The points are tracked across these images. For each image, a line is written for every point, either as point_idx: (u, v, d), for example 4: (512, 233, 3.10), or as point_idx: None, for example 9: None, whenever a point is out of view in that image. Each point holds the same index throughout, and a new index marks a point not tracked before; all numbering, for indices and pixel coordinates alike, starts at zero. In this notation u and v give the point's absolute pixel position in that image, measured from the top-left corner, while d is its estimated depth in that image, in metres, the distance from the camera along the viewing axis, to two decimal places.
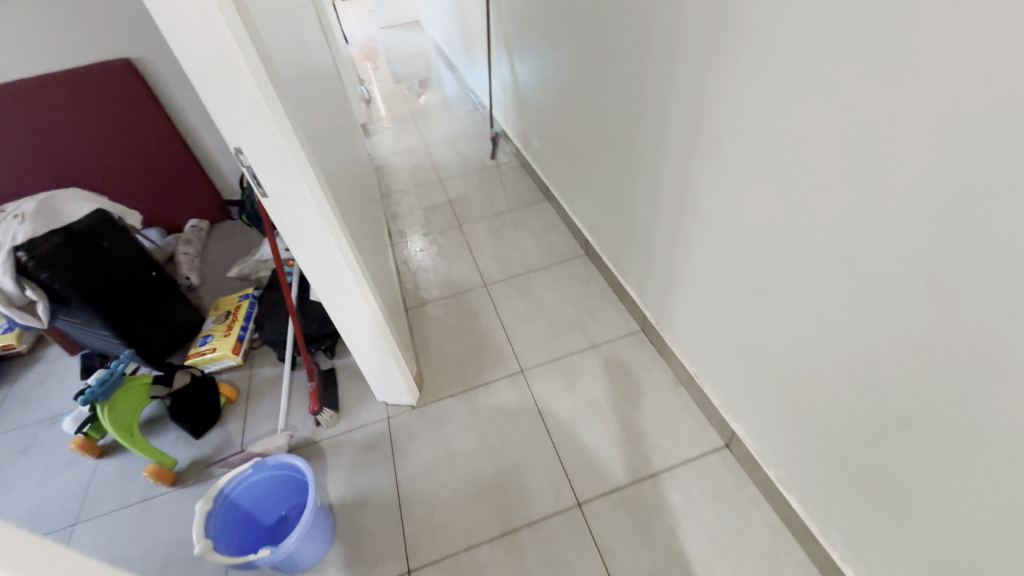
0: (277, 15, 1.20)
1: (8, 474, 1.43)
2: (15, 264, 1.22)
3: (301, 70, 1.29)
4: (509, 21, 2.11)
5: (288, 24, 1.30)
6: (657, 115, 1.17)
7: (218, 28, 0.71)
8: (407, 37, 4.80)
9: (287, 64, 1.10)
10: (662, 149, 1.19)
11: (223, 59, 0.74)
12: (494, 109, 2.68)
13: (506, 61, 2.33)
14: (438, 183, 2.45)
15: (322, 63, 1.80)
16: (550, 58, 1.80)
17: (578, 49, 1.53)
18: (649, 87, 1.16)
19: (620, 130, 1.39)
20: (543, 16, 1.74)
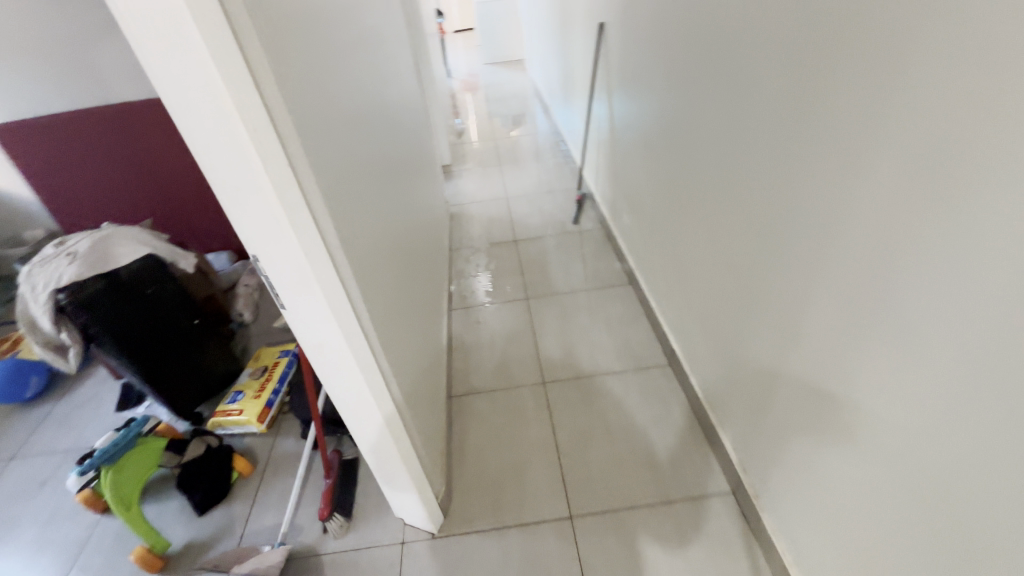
0: (355, 76, 1.05)
1: (19, 510, 1.37)
2: (55, 305, 1.18)
3: (372, 135, 1.14)
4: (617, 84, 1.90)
5: (369, 83, 1.16)
6: (785, 251, 0.88)
7: (233, 128, 0.55)
8: (510, 75, 4.75)
9: (350, 136, 0.94)
10: (789, 294, 0.89)
11: (238, 160, 0.58)
12: (585, 168, 2.46)
13: (606, 123, 2.11)
14: (512, 242, 2.26)
15: (406, 114, 1.69)
16: (657, 135, 1.55)
17: (689, 136, 1.27)
18: (778, 211, 0.88)
19: (728, 246, 1.11)
20: (655, 88, 1.50)
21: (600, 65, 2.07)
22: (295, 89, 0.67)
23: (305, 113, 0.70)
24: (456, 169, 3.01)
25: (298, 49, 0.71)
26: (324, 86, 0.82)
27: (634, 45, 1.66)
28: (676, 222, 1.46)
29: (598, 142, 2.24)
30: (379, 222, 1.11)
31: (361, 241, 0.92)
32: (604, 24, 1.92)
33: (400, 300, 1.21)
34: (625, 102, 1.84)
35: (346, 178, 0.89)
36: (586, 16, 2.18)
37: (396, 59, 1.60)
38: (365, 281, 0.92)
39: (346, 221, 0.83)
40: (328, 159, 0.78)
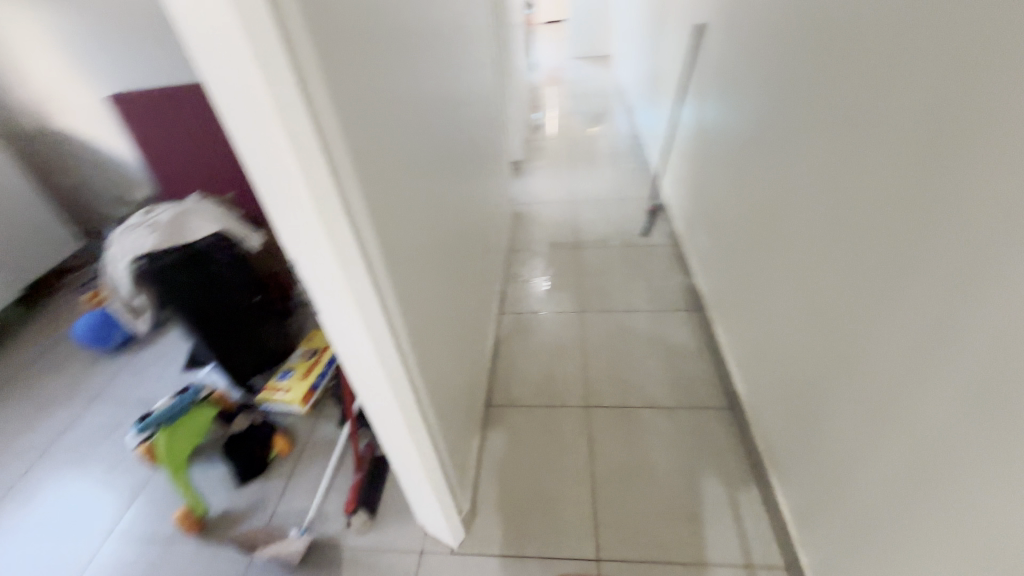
0: (426, 72, 1.01)
1: (92, 450, 1.51)
2: (135, 271, 1.26)
3: (435, 134, 1.10)
4: (710, 91, 1.74)
5: (440, 80, 1.12)
6: (896, 315, 0.73)
7: (278, 134, 0.52)
8: (595, 71, 4.59)
9: (408, 137, 0.91)
10: (891, 365, 0.74)
11: (276, 165, 0.55)
12: (663, 178, 2.31)
13: (693, 133, 1.94)
14: (574, 249, 2.17)
15: (478, 110, 1.64)
16: (749, 153, 1.39)
17: (784, 160, 1.11)
18: (900, 267, 0.72)
19: (818, 293, 0.96)
20: (753, 101, 1.34)
21: (694, 70, 1.91)
22: (347, 88, 0.64)
23: (356, 115, 0.66)
24: (526, 166, 2.95)
25: (357, 48, 0.67)
26: (384, 84, 0.78)
27: (736, 51, 1.49)
28: (755, 253, 1.31)
29: (683, 152, 2.08)
30: (431, 225, 1.07)
31: (406, 247, 0.89)
32: (704, 26, 1.76)
33: (445, 305, 1.18)
34: (718, 112, 1.67)
35: (399, 181, 0.85)
36: (683, 14, 2.02)
37: (474, 53, 1.56)
38: (406, 289, 0.88)
39: (390, 227, 0.80)
40: (378, 163, 0.75)
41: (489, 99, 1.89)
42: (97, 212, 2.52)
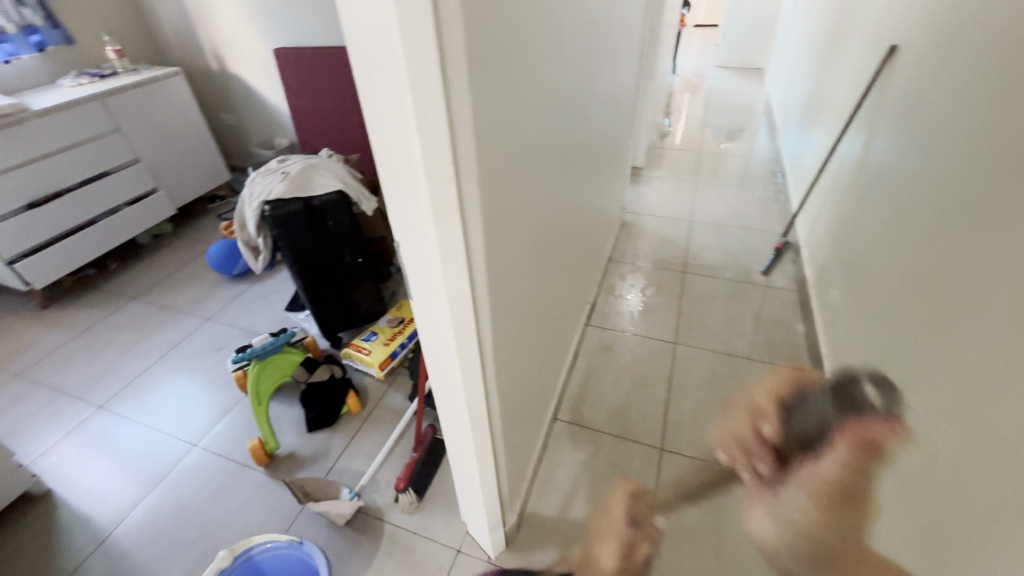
0: (568, 64, 0.94)
1: (199, 363, 1.69)
2: (260, 214, 1.35)
3: (564, 130, 1.03)
4: (885, 124, 1.47)
5: (580, 74, 1.05)
6: None
7: (405, 112, 0.49)
8: (742, 84, 4.22)
9: (535, 130, 0.85)
10: None
11: (399, 141, 0.52)
12: (801, 214, 2.04)
13: (847, 171, 1.67)
14: (680, 272, 2.00)
15: (611, 109, 1.54)
16: (927, 212, 1.15)
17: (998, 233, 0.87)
18: None
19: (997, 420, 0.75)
20: (949, 154, 1.10)
21: (868, 99, 1.63)
22: (485, 70, 0.59)
23: (489, 101, 0.62)
24: (645, 173, 2.78)
25: (505, 27, 0.62)
26: (523, 70, 0.72)
27: (936, 87, 1.23)
28: (913, 334, 1.09)
29: (828, 191, 1.81)
30: (539, 225, 1.02)
31: (509, 245, 0.84)
32: (895, 49, 1.48)
33: (534, 309, 1.12)
34: (889, 154, 1.41)
35: (517, 175, 0.80)
36: (871, 32, 1.73)
37: (621, 48, 1.46)
38: (500, 289, 0.84)
39: (498, 223, 0.75)
40: (499, 154, 0.70)
41: (624, 97, 1.78)
42: (248, 151, 2.82)
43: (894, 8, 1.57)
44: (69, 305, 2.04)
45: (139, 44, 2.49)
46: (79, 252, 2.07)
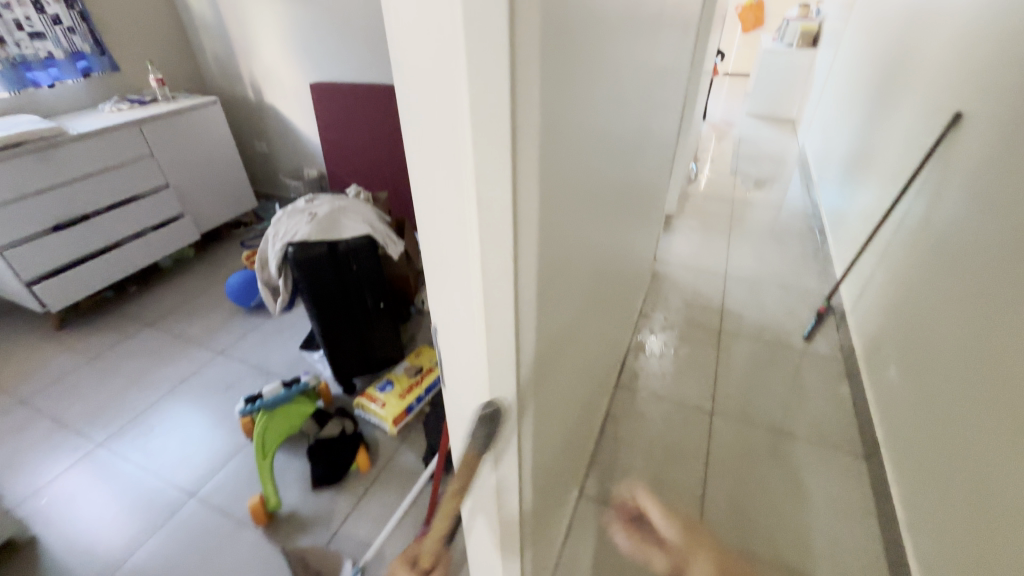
0: (623, 125, 0.88)
1: (206, 401, 1.62)
2: (283, 255, 1.30)
3: (612, 188, 0.96)
4: (949, 194, 1.38)
5: (632, 133, 0.98)
6: None
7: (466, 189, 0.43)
8: (773, 133, 4.17)
9: (589, 193, 0.77)
10: None
11: (454, 218, 0.45)
12: (846, 280, 1.93)
13: (904, 239, 1.57)
14: (714, 332, 1.89)
15: (652, 162, 1.48)
16: (1003, 297, 1.04)
17: None
18: None
19: None
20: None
21: (928, 165, 1.54)
22: (550, 137, 0.51)
23: (550, 169, 0.54)
24: (676, 221, 2.70)
25: (572, 89, 0.55)
26: (584, 131, 0.65)
27: (1008, 162, 1.14)
28: (992, 437, 0.98)
29: (880, 257, 1.70)
30: (584, 292, 0.93)
31: (556, 321, 0.75)
32: (960, 117, 1.40)
33: (570, 380, 1.02)
34: (953, 226, 1.31)
35: (569, 244, 0.72)
36: (930, 95, 1.66)
37: (666, 101, 1.41)
38: (542, 369, 0.75)
39: (547, 298, 0.67)
40: (554, 225, 0.62)
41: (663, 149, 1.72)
42: (277, 178, 2.82)
43: (957, 72, 1.49)
44: (83, 327, 2.00)
45: (182, 72, 2.54)
46: (101, 275, 2.05)
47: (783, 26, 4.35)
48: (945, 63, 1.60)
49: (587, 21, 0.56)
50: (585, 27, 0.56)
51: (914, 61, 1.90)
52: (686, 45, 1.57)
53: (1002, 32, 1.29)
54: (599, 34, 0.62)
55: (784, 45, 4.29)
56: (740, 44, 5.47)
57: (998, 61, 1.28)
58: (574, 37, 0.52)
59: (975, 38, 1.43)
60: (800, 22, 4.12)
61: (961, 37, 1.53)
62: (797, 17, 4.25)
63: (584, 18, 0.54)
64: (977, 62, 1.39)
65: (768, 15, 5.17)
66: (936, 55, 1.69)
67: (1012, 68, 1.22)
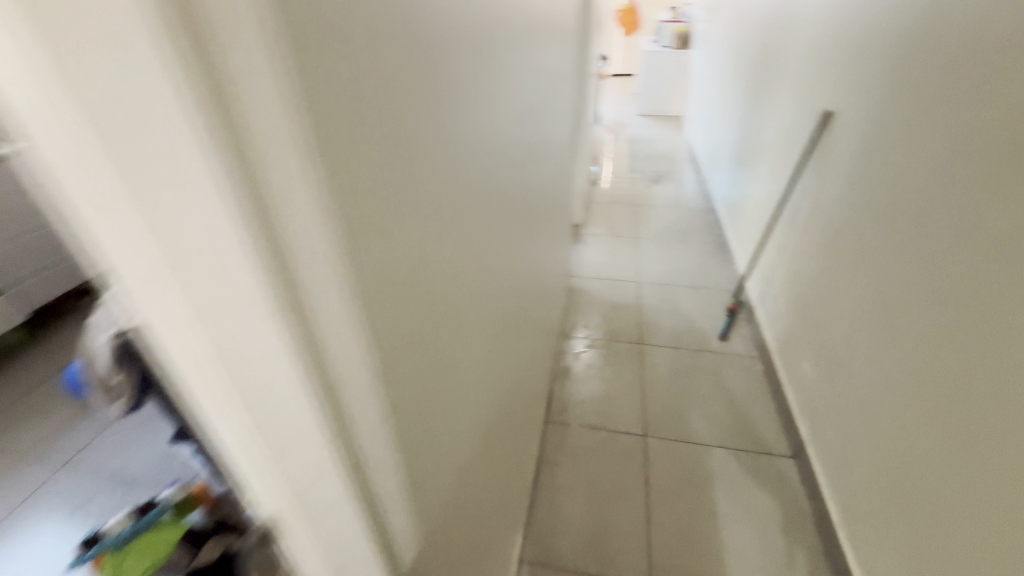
0: (504, 164, 0.76)
1: (40, 536, 1.27)
2: (116, 349, 1.03)
3: (504, 231, 0.83)
4: (834, 194, 1.43)
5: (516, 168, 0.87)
6: None
7: (216, 368, 0.31)
8: (663, 132, 4.35)
9: (475, 253, 0.64)
10: None
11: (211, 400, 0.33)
12: (750, 277, 1.98)
13: (798, 233, 1.62)
14: (635, 345, 1.86)
15: (547, 183, 1.38)
16: (907, 301, 1.08)
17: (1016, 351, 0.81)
18: None
19: None
20: (925, 233, 1.04)
21: (809, 161, 1.60)
22: (375, 216, 0.37)
23: (389, 257, 0.39)
24: (585, 230, 2.66)
25: (408, 145, 0.41)
26: (448, 189, 0.51)
27: (885, 159, 1.20)
28: (922, 429, 1.00)
29: (779, 251, 1.75)
30: (489, 358, 0.80)
31: (453, 418, 0.61)
32: (832, 115, 1.47)
33: (486, 456, 0.88)
34: (842, 225, 1.36)
35: (454, 324, 0.58)
36: (803, 94, 1.73)
37: (553, 119, 1.32)
38: (443, 480, 0.60)
39: (429, 405, 0.52)
40: (422, 316, 0.47)
41: (558, 164, 1.64)
42: None
43: (825, 72, 1.57)
44: None
45: None
46: None
47: (658, 29, 4.57)
48: (812, 64, 1.68)
49: (427, 81, 0.44)
50: (421, 60, 0.42)
51: (783, 62, 2.00)
52: (568, 58, 1.50)
53: (862, 33, 1.36)
54: (449, 67, 0.48)
55: (661, 47, 4.50)
56: (622, 47, 5.70)
57: (861, 61, 1.35)
58: (399, 78, 0.38)
59: (836, 40, 1.51)
60: (673, 25, 4.35)
61: (823, 38, 1.60)
62: (669, 20, 4.48)
63: (416, 51, 0.41)
64: (843, 62, 1.46)
65: (643, 18, 5.43)
66: (803, 56, 1.78)
67: (876, 68, 1.27)
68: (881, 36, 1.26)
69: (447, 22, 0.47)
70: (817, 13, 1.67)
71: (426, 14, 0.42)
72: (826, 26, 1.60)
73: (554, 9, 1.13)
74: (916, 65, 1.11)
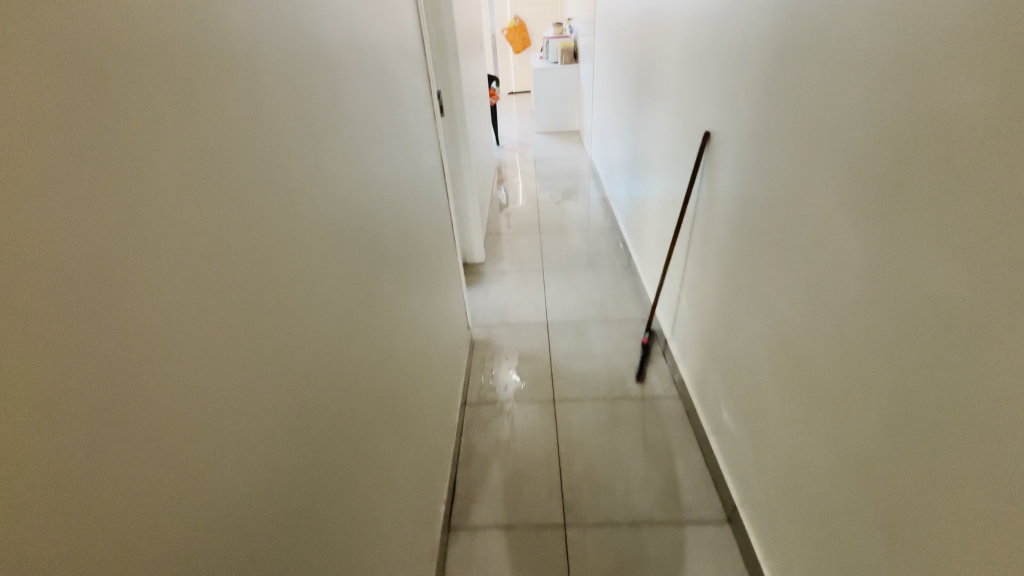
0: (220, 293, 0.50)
1: None
2: None
3: (263, 371, 0.57)
4: (730, 222, 1.30)
5: (277, 274, 0.61)
6: None
7: None
8: (562, 148, 4.27)
9: (269, 300, 0.60)
10: None
11: None
12: (660, 307, 1.84)
13: (698, 259, 1.50)
14: (549, 403, 1.65)
15: (402, 244, 1.14)
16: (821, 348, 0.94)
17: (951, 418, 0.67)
18: None
19: None
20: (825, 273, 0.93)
21: (699, 180, 1.49)
22: (76, 310, 0.35)
23: (111, 346, 0.37)
24: (486, 267, 2.44)
25: (114, 236, 0.38)
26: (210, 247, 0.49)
27: (779, 183, 1.08)
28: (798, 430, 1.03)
29: (681, 276, 1.62)
30: (334, 402, 0.75)
31: (270, 474, 0.57)
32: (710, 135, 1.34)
33: (358, 510, 0.82)
34: (745, 257, 1.23)
35: (248, 379, 0.54)
36: (687, 109, 1.62)
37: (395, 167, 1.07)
38: (270, 542, 0.57)
39: (223, 473, 0.49)
40: (184, 389, 0.44)
41: (419, 211, 1.40)
42: None
43: (705, 85, 1.45)
44: None
45: None
46: None
47: (544, 46, 4.52)
48: (692, 76, 1.58)
49: None
50: (135, 140, 0.40)
51: (663, 75, 1.91)
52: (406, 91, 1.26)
53: (736, 45, 1.25)
54: (182, 133, 0.45)
55: (550, 63, 4.44)
56: (514, 65, 5.62)
57: (740, 75, 1.23)
58: (90, 169, 0.36)
59: (712, 51, 1.40)
60: (559, 41, 4.30)
61: (700, 49, 1.50)
62: (554, 36, 4.44)
63: (75, 151, 0.35)
64: (719, 77, 1.35)
65: (531, 35, 5.38)
66: (681, 69, 1.68)
67: (756, 82, 1.17)
68: (757, 48, 1.15)
69: (158, 87, 0.43)
70: (692, 24, 1.57)
71: (129, 92, 0.40)
72: (700, 37, 1.49)
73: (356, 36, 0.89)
74: (798, 82, 1.00)
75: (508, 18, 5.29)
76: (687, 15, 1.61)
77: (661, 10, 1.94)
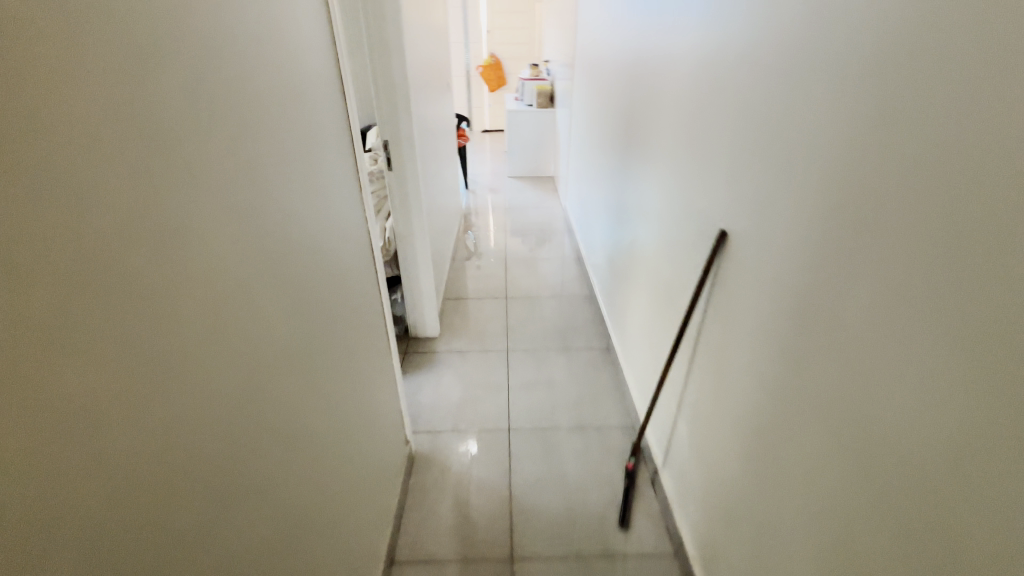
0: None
1: None
2: None
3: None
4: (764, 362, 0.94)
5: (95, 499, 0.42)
6: None
7: None
8: (535, 195, 3.95)
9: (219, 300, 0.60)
10: None
11: None
12: (650, 431, 1.46)
13: (710, 392, 1.13)
14: (508, 562, 1.26)
15: (267, 403, 0.73)
16: None
17: None
18: None
19: None
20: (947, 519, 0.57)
21: (707, 288, 1.13)
22: (84, 335, 0.41)
23: None
24: (441, 345, 2.02)
25: None
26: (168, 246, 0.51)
27: (839, 336, 0.74)
28: None
29: (678, 399, 1.28)
30: (271, 403, 0.74)
31: (211, 462, 0.58)
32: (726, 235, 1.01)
33: (294, 505, 0.82)
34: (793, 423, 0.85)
35: (200, 376, 0.56)
36: (684, 187, 1.30)
37: (264, 280, 0.71)
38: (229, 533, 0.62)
39: (170, 461, 0.51)
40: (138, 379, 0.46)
41: (332, 314, 1.01)
42: None
43: (709, 164, 1.14)
44: None
45: None
46: None
47: (520, 87, 4.28)
48: (692, 148, 1.26)
49: None
50: None
51: (654, 140, 1.60)
52: (313, 157, 0.89)
53: (759, 120, 0.95)
54: None
55: (525, 105, 4.17)
56: (487, 103, 5.37)
57: (762, 161, 0.92)
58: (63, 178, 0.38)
59: (721, 123, 1.09)
60: (535, 83, 4.06)
61: (704, 115, 1.19)
62: (531, 78, 4.21)
63: None
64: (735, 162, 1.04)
65: (506, 73, 5.16)
66: (678, 137, 1.37)
67: (787, 176, 0.85)
68: (790, 129, 0.84)
69: None
70: (692, 83, 1.27)
71: (123, 128, 0.44)
72: (704, 103, 1.18)
73: (180, 92, 0.53)
74: (858, 187, 0.69)
75: (483, 56, 5.06)
76: (687, 73, 1.31)
77: (654, 64, 1.65)
